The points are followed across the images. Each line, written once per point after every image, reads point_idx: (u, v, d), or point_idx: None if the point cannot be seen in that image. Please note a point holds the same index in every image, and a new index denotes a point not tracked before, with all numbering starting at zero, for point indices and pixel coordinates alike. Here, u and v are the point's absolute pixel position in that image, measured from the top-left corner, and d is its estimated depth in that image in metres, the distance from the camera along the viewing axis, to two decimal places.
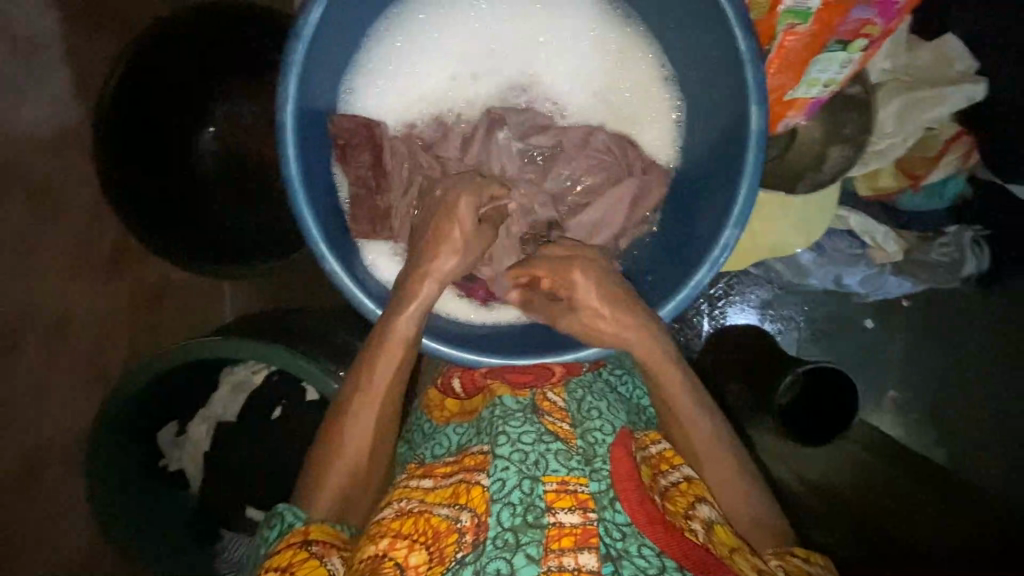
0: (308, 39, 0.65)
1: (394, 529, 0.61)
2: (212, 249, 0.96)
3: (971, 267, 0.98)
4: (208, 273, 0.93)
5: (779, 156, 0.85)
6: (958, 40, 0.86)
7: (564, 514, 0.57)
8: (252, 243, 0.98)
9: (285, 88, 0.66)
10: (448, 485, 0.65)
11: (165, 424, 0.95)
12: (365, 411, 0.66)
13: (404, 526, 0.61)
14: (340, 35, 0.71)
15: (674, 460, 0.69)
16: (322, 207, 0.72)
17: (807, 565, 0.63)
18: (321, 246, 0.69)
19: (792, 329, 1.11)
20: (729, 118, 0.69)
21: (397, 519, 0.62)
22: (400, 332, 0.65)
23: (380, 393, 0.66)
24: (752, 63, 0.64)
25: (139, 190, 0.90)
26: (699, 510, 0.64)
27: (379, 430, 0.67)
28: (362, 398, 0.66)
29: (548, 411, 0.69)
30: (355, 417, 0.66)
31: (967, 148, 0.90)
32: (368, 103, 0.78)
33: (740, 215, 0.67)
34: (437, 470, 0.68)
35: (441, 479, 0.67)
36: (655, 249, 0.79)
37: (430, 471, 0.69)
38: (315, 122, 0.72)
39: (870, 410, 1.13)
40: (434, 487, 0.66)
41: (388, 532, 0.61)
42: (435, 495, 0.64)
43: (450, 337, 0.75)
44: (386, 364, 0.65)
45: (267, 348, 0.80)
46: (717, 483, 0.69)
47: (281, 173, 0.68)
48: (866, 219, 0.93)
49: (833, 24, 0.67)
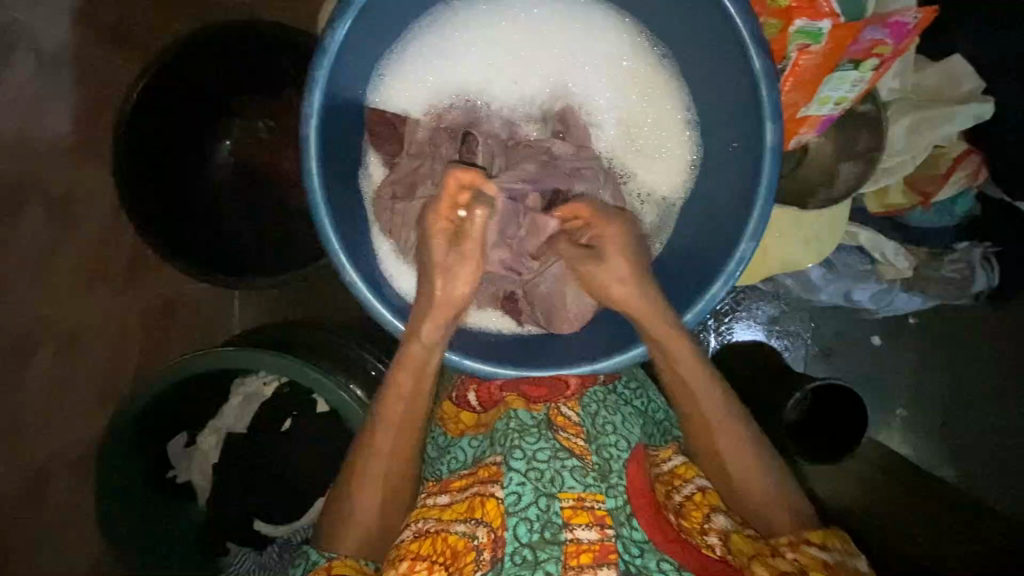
0: (335, 53, 0.67)
1: (413, 551, 0.63)
2: (222, 261, 0.97)
3: (981, 284, 0.97)
4: (213, 284, 0.92)
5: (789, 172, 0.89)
6: (966, 63, 0.87)
7: (581, 531, 0.59)
8: (260, 255, 1.00)
9: (309, 102, 0.68)
10: (463, 500, 0.65)
11: (175, 434, 0.95)
12: (389, 460, 0.68)
13: (425, 548, 0.63)
14: (365, 46, 0.72)
15: (686, 473, 0.69)
16: (342, 218, 0.73)
17: (823, 552, 0.61)
18: (340, 257, 0.71)
19: (801, 346, 1.11)
20: (745, 135, 0.70)
21: (416, 540, 0.64)
22: (418, 353, 0.68)
23: (398, 419, 0.68)
24: (767, 81, 0.65)
25: (153, 201, 0.93)
26: (713, 521, 0.65)
27: (403, 477, 0.69)
28: (378, 440, 0.68)
29: (562, 426, 0.69)
30: (376, 463, 0.68)
31: (976, 166, 0.90)
32: (384, 105, 0.79)
33: (756, 230, 0.68)
34: (452, 485, 0.68)
35: (457, 493, 0.67)
36: (693, 247, 0.77)
37: (446, 486, 0.69)
38: (339, 136, 0.74)
39: (880, 429, 1.12)
40: (450, 503, 0.66)
41: (408, 554, 0.63)
42: (453, 512, 0.65)
43: (478, 351, 0.75)
44: (397, 397, 0.68)
45: (282, 360, 0.80)
46: (739, 479, 0.67)
47: (304, 186, 0.70)
48: (876, 234, 0.92)
49: (845, 46, 0.69)
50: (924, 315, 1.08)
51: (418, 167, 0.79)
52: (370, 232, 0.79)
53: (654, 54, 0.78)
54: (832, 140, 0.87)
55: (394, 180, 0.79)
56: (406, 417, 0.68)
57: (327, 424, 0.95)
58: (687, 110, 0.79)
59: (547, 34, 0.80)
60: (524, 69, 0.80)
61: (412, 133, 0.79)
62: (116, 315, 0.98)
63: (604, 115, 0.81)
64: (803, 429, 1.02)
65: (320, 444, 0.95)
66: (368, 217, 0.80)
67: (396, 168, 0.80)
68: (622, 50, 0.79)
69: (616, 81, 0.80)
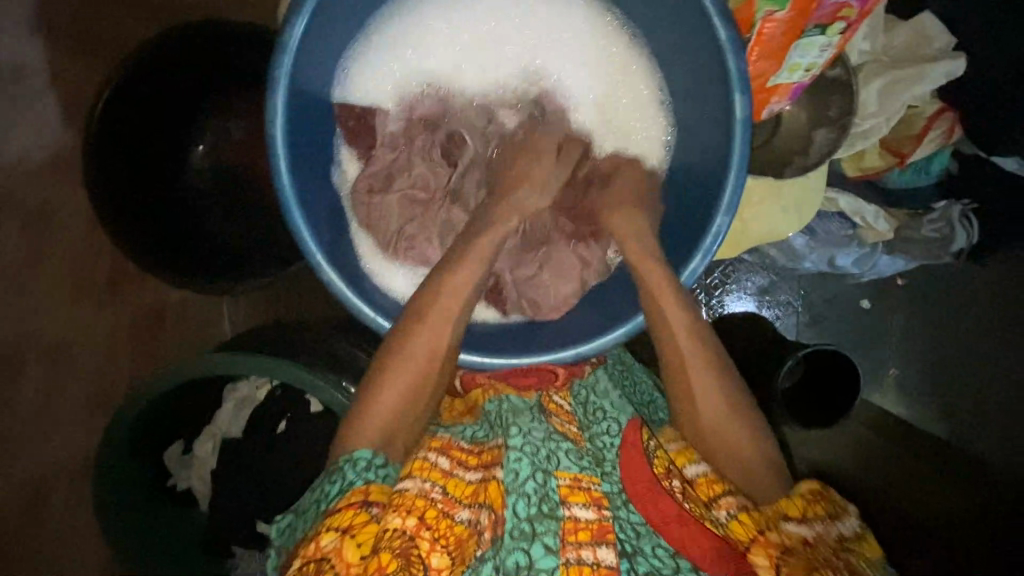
0: (295, 51, 0.66)
1: (419, 511, 0.60)
2: (214, 271, 0.98)
3: (961, 242, 0.96)
4: (218, 292, 0.99)
5: (765, 142, 0.89)
6: (935, 17, 0.85)
7: (579, 509, 0.60)
8: (256, 260, 1.01)
9: (272, 98, 0.67)
10: (468, 483, 0.65)
11: (170, 444, 0.96)
12: (405, 375, 0.65)
13: (430, 515, 0.60)
14: (328, 38, 0.71)
15: (687, 457, 0.66)
16: (317, 217, 0.72)
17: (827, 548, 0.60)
18: (319, 257, 0.70)
19: (792, 314, 1.12)
20: (717, 106, 0.69)
21: (421, 500, 0.60)
22: (445, 287, 0.68)
23: (431, 329, 0.67)
24: (732, 50, 0.64)
25: (128, 207, 0.92)
26: (718, 505, 0.61)
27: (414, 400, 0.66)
28: (406, 358, 0.66)
29: (555, 412, 0.70)
30: (396, 379, 0.65)
31: (949, 124, 0.90)
32: (351, 98, 0.78)
33: (732, 203, 0.68)
34: (455, 453, 0.67)
35: (459, 467, 0.66)
36: (668, 228, 0.77)
37: (447, 450, 0.67)
38: (308, 131, 0.73)
39: (872, 391, 1.14)
40: (452, 475, 0.65)
41: (415, 512, 0.59)
42: (457, 490, 0.63)
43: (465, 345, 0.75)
44: (428, 327, 0.66)
45: (270, 363, 0.80)
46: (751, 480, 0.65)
47: (275, 186, 0.69)
48: (857, 199, 0.93)
49: (811, 10, 0.67)
50: (910, 275, 1.09)
51: (396, 162, 0.80)
52: (349, 234, 0.78)
53: (623, 29, 0.78)
54: (807, 106, 0.86)
55: (369, 174, 0.79)
56: (436, 331, 0.67)
57: (324, 422, 0.95)
58: (659, 87, 0.78)
59: (517, 16, 0.78)
60: (495, 53, 0.79)
61: (384, 126, 0.79)
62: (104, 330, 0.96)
63: (577, 93, 0.80)
64: (795, 396, 1.04)
65: (317, 442, 0.94)
66: (345, 212, 0.79)
67: (370, 163, 0.79)
68: (592, 27, 0.78)
69: (592, 63, 0.79)
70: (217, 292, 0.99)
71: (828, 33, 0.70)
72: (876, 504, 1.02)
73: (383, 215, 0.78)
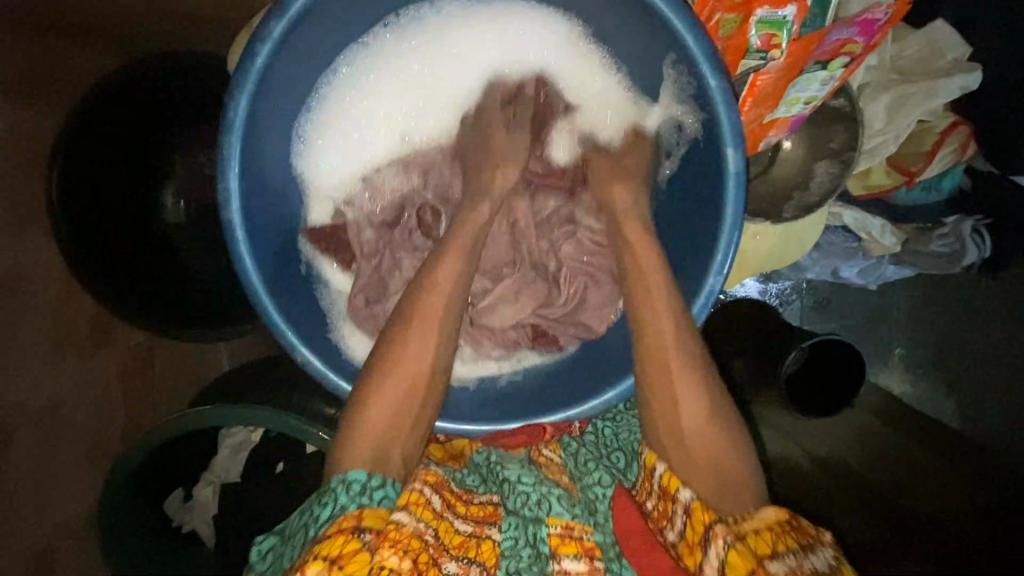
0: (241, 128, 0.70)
1: (412, 550, 0.54)
2: (207, 313, 0.98)
3: (972, 257, 0.90)
4: (237, 334, 0.99)
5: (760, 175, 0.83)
6: (948, 26, 0.80)
7: (569, 561, 0.61)
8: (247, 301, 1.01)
9: (226, 182, 0.71)
10: (453, 527, 0.61)
11: (171, 491, 0.96)
12: (413, 348, 0.62)
13: (418, 554, 0.54)
14: (282, 109, 0.76)
15: (673, 485, 0.63)
16: (286, 300, 0.77)
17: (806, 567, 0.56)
18: (289, 338, 0.75)
19: (795, 300, 1.13)
20: (710, 153, 0.72)
21: (412, 535, 0.55)
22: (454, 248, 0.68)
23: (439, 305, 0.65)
24: (726, 105, 0.66)
25: (103, 251, 0.87)
26: (708, 558, 0.56)
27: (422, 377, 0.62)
28: (415, 329, 0.63)
29: (544, 463, 0.74)
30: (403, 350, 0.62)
31: (964, 138, 0.84)
32: (319, 167, 0.84)
33: (723, 263, 0.71)
34: (443, 490, 0.63)
35: (445, 504, 0.62)
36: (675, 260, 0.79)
37: (436, 486, 0.63)
38: (264, 204, 0.77)
39: (878, 370, 1.15)
40: (439, 513, 0.61)
41: (410, 552, 0.54)
42: (442, 531, 0.59)
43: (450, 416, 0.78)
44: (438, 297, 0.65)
45: (265, 413, 0.79)
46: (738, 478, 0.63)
47: (240, 273, 0.74)
48: (862, 214, 0.89)
49: (810, 47, 0.67)
50: None
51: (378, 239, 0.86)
52: (318, 300, 0.84)
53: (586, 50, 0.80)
54: (804, 139, 0.81)
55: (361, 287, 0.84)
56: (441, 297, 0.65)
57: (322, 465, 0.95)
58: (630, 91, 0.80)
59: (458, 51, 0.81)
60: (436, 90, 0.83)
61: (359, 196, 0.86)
62: (95, 377, 0.94)
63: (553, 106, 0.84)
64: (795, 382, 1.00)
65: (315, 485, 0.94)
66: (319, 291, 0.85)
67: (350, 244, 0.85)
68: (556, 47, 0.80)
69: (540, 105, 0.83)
70: (238, 335, 0.99)
71: (829, 68, 0.70)
72: (879, 501, 0.94)
73: (364, 283, 0.84)
